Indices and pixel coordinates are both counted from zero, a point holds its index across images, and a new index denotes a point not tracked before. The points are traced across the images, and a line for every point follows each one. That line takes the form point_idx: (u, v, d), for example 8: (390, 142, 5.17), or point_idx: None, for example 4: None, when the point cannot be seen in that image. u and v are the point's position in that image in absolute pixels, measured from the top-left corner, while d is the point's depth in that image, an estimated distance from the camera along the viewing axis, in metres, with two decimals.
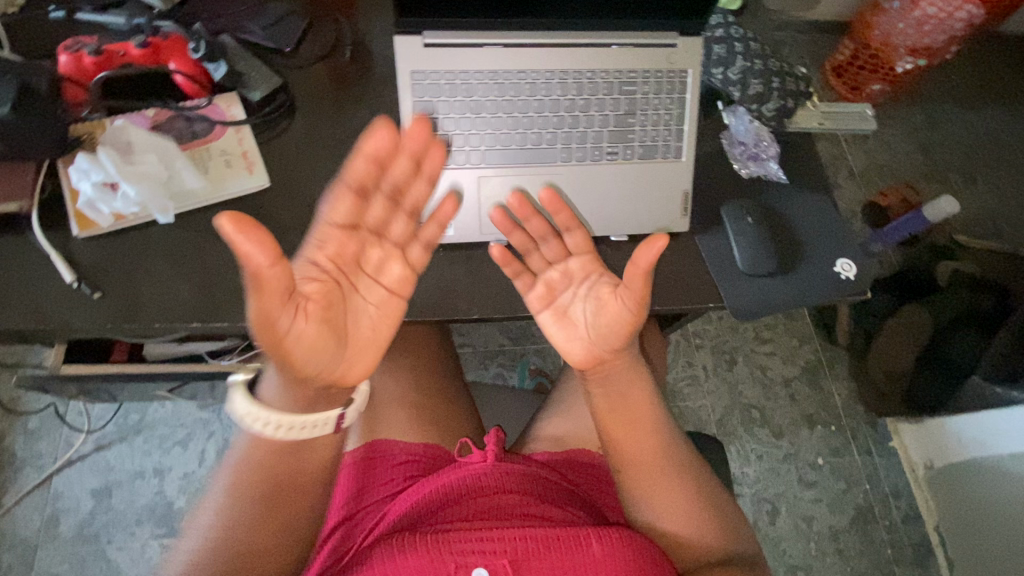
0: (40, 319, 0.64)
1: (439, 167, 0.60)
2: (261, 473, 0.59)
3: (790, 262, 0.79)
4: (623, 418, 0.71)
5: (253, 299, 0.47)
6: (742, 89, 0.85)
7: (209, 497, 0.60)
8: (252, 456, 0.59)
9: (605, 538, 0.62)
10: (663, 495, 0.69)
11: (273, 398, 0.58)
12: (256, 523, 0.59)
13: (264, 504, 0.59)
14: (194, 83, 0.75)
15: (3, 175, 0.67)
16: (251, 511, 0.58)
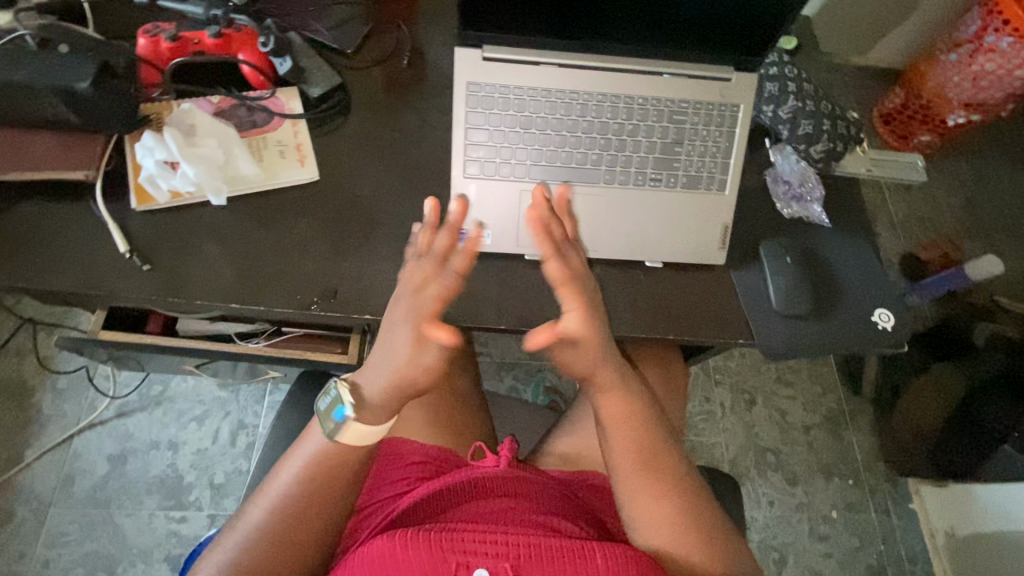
0: (92, 285, 0.67)
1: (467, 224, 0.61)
2: (312, 469, 0.66)
3: (826, 306, 0.77)
4: (629, 432, 0.70)
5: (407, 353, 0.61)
6: (790, 128, 0.85)
7: (264, 491, 0.66)
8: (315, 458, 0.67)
9: (610, 552, 0.60)
10: (669, 513, 0.67)
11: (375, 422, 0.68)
12: (297, 509, 0.64)
13: (307, 498, 0.65)
14: (259, 75, 0.78)
15: (74, 145, 0.70)
16: (297, 500, 0.65)
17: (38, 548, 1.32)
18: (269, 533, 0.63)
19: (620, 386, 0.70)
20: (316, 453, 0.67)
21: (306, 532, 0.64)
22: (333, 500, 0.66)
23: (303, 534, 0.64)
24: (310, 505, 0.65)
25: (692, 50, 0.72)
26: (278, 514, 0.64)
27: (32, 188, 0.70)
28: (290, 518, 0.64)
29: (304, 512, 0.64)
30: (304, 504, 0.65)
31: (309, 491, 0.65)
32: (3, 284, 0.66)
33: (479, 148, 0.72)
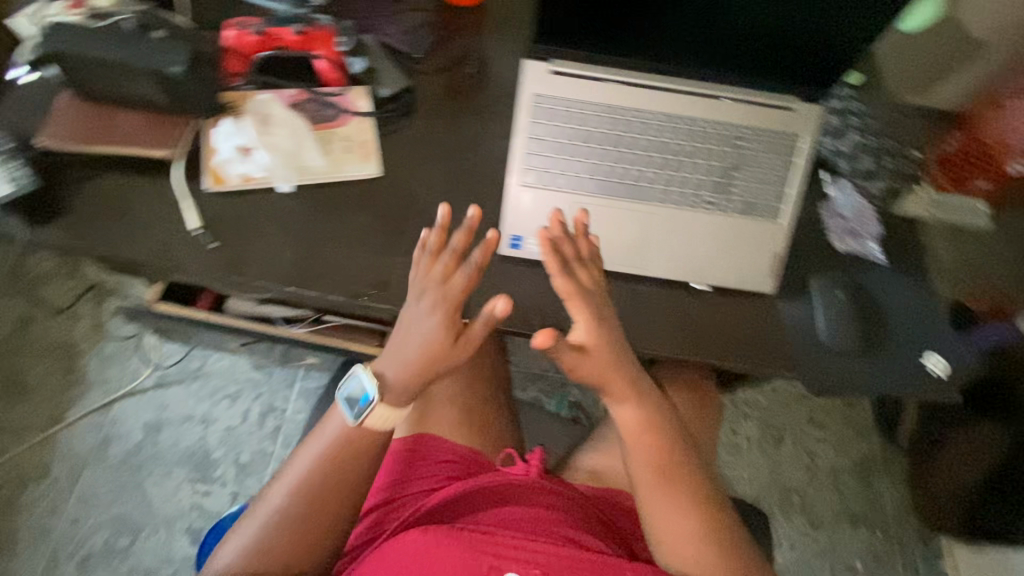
0: (163, 257, 0.71)
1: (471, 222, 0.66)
2: (333, 453, 0.67)
3: (877, 347, 0.76)
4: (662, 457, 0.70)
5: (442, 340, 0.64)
6: (851, 162, 0.86)
7: (289, 468, 0.68)
8: (337, 440, 0.67)
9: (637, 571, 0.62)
10: (696, 543, 0.67)
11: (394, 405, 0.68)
12: (319, 491, 0.66)
13: (326, 480, 0.66)
14: (333, 71, 0.81)
15: (158, 125, 0.74)
16: (318, 481, 0.66)
17: (70, 505, 1.38)
18: (293, 512, 0.65)
19: (642, 406, 0.69)
20: (339, 438, 0.68)
21: (327, 514, 0.66)
22: (352, 484, 0.67)
23: (324, 514, 0.66)
24: (331, 488, 0.66)
25: (756, 81, 0.73)
26: (301, 494, 0.66)
27: (115, 161, 0.74)
28: (313, 499, 0.66)
29: (326, 493, 0.66)
30: (326, 485, 0.66)
31: (331, 474, 0.66)
32: (84, 248, 0.70)
33: (537, 157, 0.74)
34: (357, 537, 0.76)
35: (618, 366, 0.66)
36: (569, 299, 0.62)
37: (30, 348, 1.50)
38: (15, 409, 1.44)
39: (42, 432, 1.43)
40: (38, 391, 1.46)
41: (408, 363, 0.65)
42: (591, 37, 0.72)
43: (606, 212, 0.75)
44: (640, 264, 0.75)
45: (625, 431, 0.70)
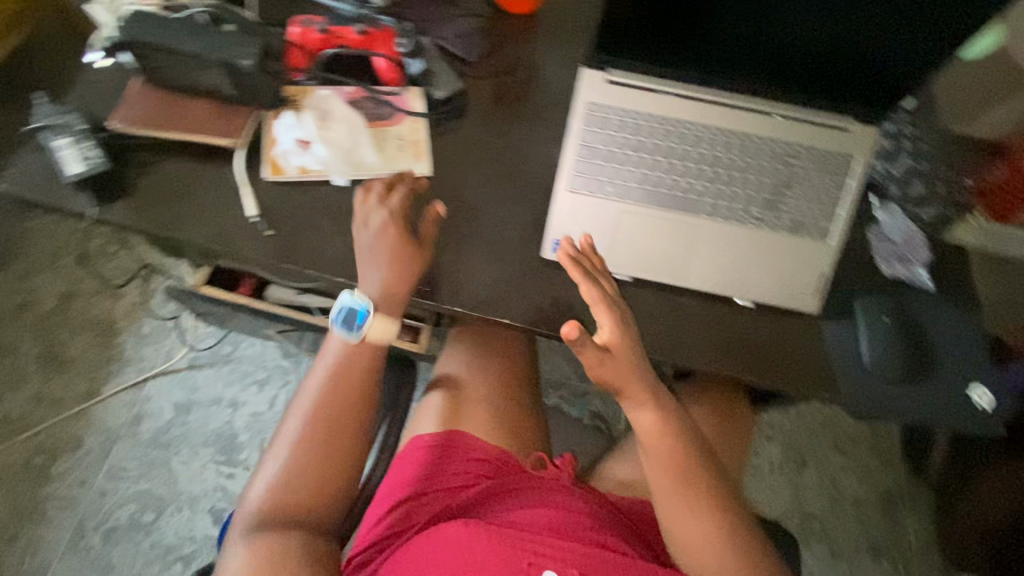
0: (221, 242, 0.73)
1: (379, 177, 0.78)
2: (336, 372, 0.72)
3: (921, 375, 0.74)
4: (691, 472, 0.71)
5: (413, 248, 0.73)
6: (901, 187, 0.84)
7: (299, 400, 0.72)
8: (341, 358, 0.73)
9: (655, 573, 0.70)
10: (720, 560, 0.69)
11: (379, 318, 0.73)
12: (330, 412, 0.71)
13: (336, 396, 0.72)
14: (392, 70, 0.83)
15: (225, 114, 0.77)
16: (328, 400, 0.71)
17: (99, 477, 1.41)
18: (309, 441, 0.70)
19: (658, 407, 0.71)
20: (338, 363, 0.73)
21: (341, 435, 0.71)
22: (359, 406, 0.72)
23: (338, 440, 0.71)
24: (339, 412, 0.71)
25: (814, 99, 0.73)
26: (316, 418, 0.71)
27: (180, 146, 0.77)
28: (324, 425, 0.71)
29: (337, 414, 0.71)
30: (336, 411, 0.71)
31: (336, 392, 0.72)
32: (147, 228, 0.73)
33: (587, 164, 0.75)
34: (386, 528, 0.78)
35: (639, 370, 0.68)
36: (597, 304, 0.66)
37: (71, 322, 1.55)
38: (54, 380, 1.49)
39: (77, 404, 1.47)
40: (76, 365, 1.51)
41: (384, 271, 0.72)
42: (650, 48, 0.72)
43: (653, 222, 0.75)
44: (683, 276, 0.75)
45: (644, 437, 0.72)
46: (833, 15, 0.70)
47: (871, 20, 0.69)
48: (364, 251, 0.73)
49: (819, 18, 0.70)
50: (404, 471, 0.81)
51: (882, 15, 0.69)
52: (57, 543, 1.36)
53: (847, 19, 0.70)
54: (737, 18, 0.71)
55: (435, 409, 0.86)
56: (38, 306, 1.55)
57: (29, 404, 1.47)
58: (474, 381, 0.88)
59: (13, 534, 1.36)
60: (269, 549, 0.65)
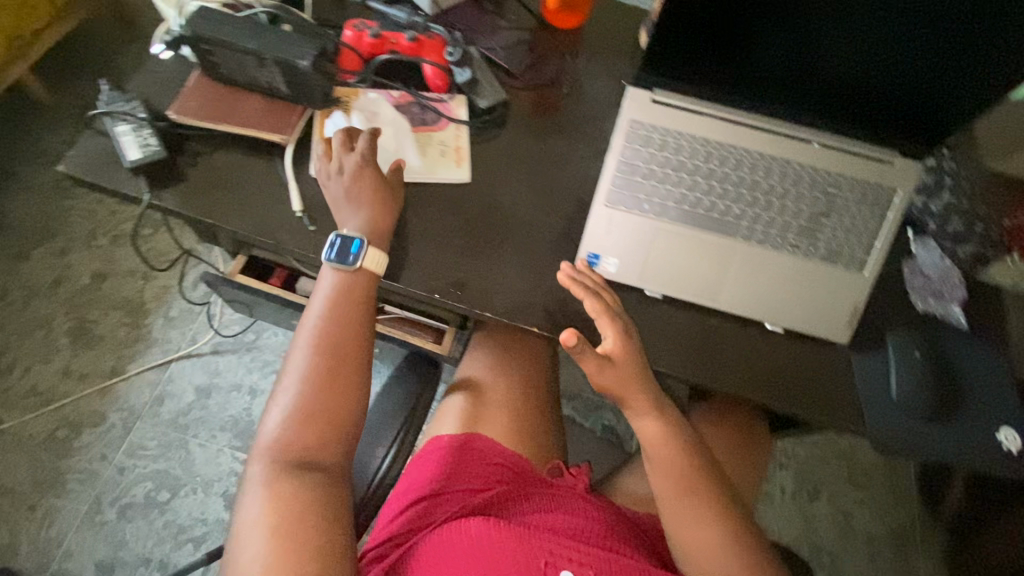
0: (266, 234, 0.75)
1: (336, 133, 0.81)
2: (335, 305, 0.72)
3: (950, 413, 0.74)
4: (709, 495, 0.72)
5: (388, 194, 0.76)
6: (940, 223, 0.84)
7: (298, 340, 0.71)
8: (341, 290, 0.72)
9: None
10: None
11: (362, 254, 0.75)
12: (332, 345, 0.70)
13: (338, 328, 0.71)
14: (439, 78, 0.85)
15: (278, 111, 0.79)
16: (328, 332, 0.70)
17: (118, 454, 1.45)
18: (313, 379, 0.69)
19: (658, 410, 0.73)
20: (336, 303, 0.72)
21: (342, 369, 0.70)
22: (360, 345, 0.72)
23: (340, 372, 0.70)
24: (341, 352, 0.70)
25: (855, 129, 0.73)
26: (318, 351, 0.70)
27: (232, 139, 0.79)
28: (327, 366, 0.69)
29: (338, 347, 0.70)
30: (338, 352, 0.70)
31: (335, 324, 0.71)
32: (196, 215, 0.75)
33: (626, 180, 0.76)
34: (401, 525, 0.77)
35: (640, 381, 0.71)
36: (600, 317, 0.70)
37: (103, 300, 1.59)
38: (83, 356, 1.53)
39: (103, 380, 1.51)
40: (105, 343, 1.55)
41: (362, 213, 0.74)
42: (691, 73, 0.72)
43: (688, 243, 0.76)
44: (713, 297, 0.76)
45: (647, 442, 0.73)
46: (891, 44, 0.66)
47: (933, 50, 0.66)
48: (337, 201, 0.75)
49: (876, 45, 0.67)
50: (423, 471, 0.82)
51: (947, 45, 0.65)
52: (74, 515, 1.39)
53: (907, 48, 0.66)
54: (786, 46, 0.69)
55: (456, 411, 0.87)
56: (73, 282, 1.60)
57: (57, 378, 1.51)
58: (495, 386, 0.89)
59: (33, 503, 1.39)
60: (285, 498, 0.63)
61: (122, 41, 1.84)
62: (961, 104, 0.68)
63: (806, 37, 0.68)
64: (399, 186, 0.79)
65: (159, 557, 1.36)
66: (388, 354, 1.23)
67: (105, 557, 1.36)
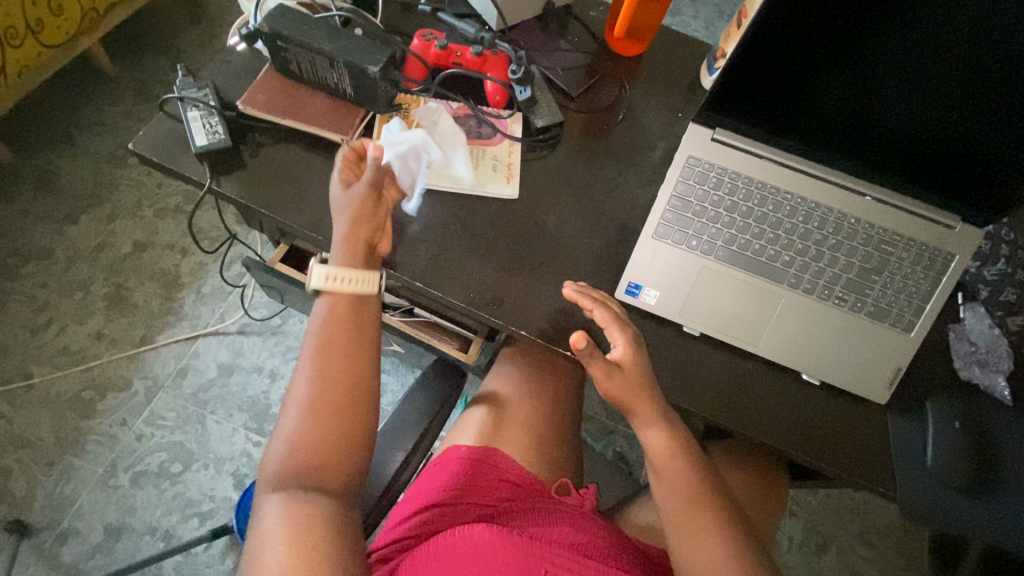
0: (316, 230, 0.77)
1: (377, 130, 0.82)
2: (336, 317, 0.69)
3: (984, 487, 0.72)
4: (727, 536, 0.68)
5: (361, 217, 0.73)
6: (992, 291, 0.81)
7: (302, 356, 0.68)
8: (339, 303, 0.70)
9: None
10: None
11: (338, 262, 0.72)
12: (340, 356, 0.68)
13: (343, 340, 0.68)
14: (499, 94, 0.87)
15: (341, 112, 0.81)
16: (335, 344, 0.68)
17: (138, 421, 1.48)
18: (324, 391, 0.66)
19: (669, 427, 0.71)
20: (340, 310, 0.70)
21: (353, 381, 0.68)
22: (362, 349, 0.69)
23: (348, 383, 0.67)
24: (348, 364, 0.68)
25: (918, 189, 0.71)
26: (326, 364, 0.67)
27: (293, 134, 0.82)
28: (333, 371, 0.67)
29: (346, 357, 0.68)
30: (340, 365, 0.67)
31: (340, 336, 0.69)
32: (251, 204, 0.77)
33: (677, 215, 0.76)
34: (408, 528, 0.76)
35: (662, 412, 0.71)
36: (610, 327, 0.70)
37: (141, 270, 1.63)
38: (116, 322, 1.58)
39: (132, 348, 1.55)
40: (138, 311, 1.59)
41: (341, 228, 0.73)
42: (755, 115, 0.72)
43: (732, 284, 0.75)
44: (753, 341, 0.75)
45: (655, 458, 0.71)
46: (967, 109, 0.65)
47: (1014, 114, 0.64)
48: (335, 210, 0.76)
49: (952, 106, 0.65)
50: (436, 477, 0.80)
51: None
52: (89, 476, 1.42)
53: (986, 111, 0.64)
54: (854, 99, 0.68)
55: (477, 422, 0.87)
56: (115, 250, 1.65)
57: (90, 340, 1.55)
58: (518, 403, 0.89)
59: (53, 459, 1.43)
60: (302, 510, 0.61)
61: (189, 23, 1.91)
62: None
63: (877, 93, 0.67)
64: (370, 210, 0.74)
65: (165, 527, 1.39)
66: (411, 355, 1.23)
67: (114, 520, 1.39)
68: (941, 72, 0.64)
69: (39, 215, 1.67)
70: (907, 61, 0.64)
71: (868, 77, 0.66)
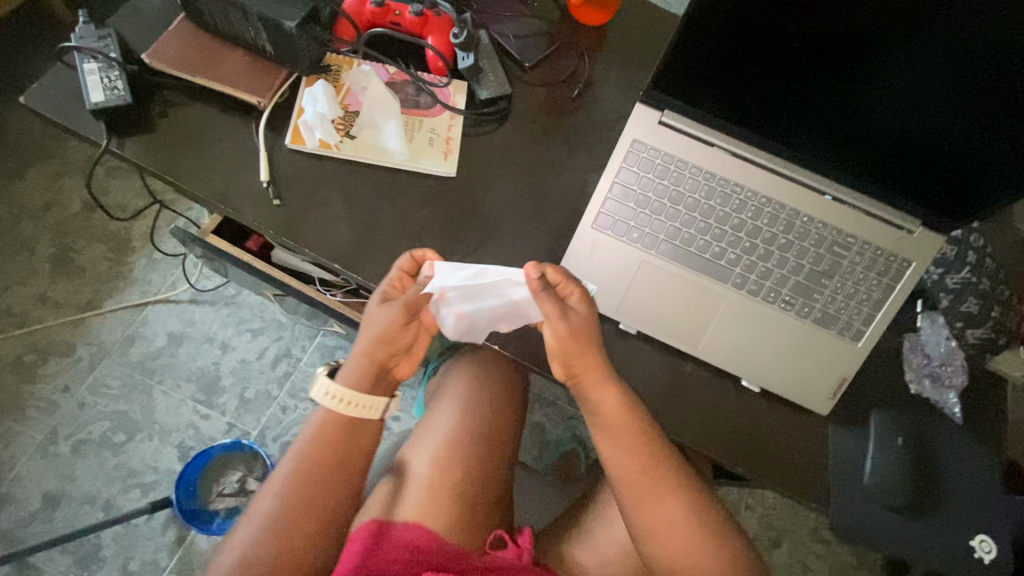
0: (227, 200, 0.71)
1: (299, 92, 0.75)
2: (324, 432, 0.71)
3: (922, 506, 0.68)
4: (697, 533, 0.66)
5: (381, 344, 0.69)
6: (953, 300, 0.75)
7: (285, 460, 0.70)
8: (326, 421, 0.71)
9: None
10: None
11: (348, 383, 0.71)
12: (315, 469, 0.69)
13: (328, 456, 0.70)
14: (440, 61, 0.79)
15: (259, 71, 0.74)
16: (316, 456, 0.69)
17: (81, 388, 1.43)
18: (291, 501, 0.67)
19: (620, 386, 0.66)
20: (330, 424, 0.71)
21: (324, 495, 0.69)
22: (340, 469, 0.70)
23: (320, 496, 0.68)
24: (324, 479, 0.69)
25: (889, 192, 0.65)
26: (304, 473, 0.69)
27: (206, 92, 0.74)
28: (306, 484, 0.68)
29: (323, 469, 0.69)
30: (316, 483, 0.68)
31: (321, 449, 0.70)
32: (155, 170, 0.70)
33: (619, 203, 0.69)
34: None
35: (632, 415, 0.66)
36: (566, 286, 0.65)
37: (89, 231, 1.56)
38: (62, 285, 1.51)
39: (77, 312, 1.49)
40: (85, 275, 1.52)
41: (362, 344, 0.70)
42: (722, 105, 0.65)
43: (675, 282, 0.70)
44: (691, 342, 0.70)
45: (606, 418, 0.66)
46: (954, 110, 0.58)
47: (991, 116, 0.57)
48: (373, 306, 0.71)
49: (924, 102, 0.59)
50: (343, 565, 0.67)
51: (1003, 117, 0.57)
52: (29, 443, 1.38)
53: (960, 109, 0.58)
54: (831, 98, 0.62)
55: (383, 493, 0.77)
56: (62, 208, 1.57)
57: (34, 302, 1.49)
58: (431, 459, 0.78)
59: None
60: None
61: None
62: (1013, 190, 0.60)
63: (858, 91, 0.61)
64: (385, 339, 0.69)
65: (105, 498, 1.35)
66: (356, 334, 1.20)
67: (52, 488, 1.35)
68: (927, 71, 0.57)
69: None
70: (876, 48, 0.58)
71: (851, 71, 0.60)
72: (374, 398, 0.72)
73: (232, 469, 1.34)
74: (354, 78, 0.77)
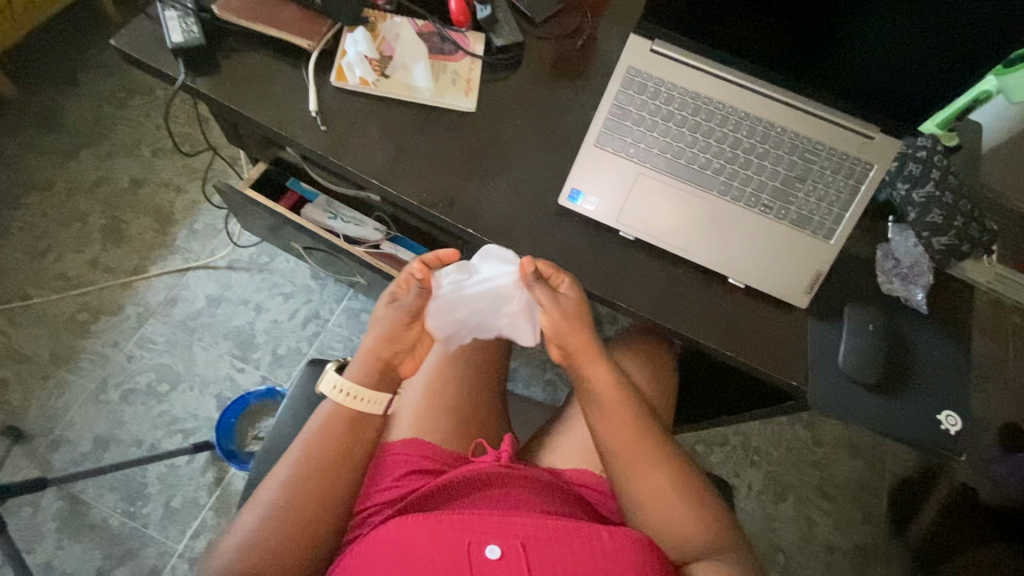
0: (282, 127, 0.83)
1: (343, 36, 0.87)
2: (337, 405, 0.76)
3: (894, 385, 0.77)
4: (657, 456, 0.74)
5: (388, 339, 0.77)
6: (919, 212, 0.83)
7: (302, 433, 0.75)
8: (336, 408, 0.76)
9: (613, 532, 0.68)
10: (675, 517, 0.72)
11: (353, 377, 0.76)
12: (334, 430, 0.75)
13: (349, 421, 0.75)
14: (462, 14, 0.91)
15: (309, 20, 0.86)
16: (335, 419, 0.75)
17: (129, 343, 1.56)
18: (316, 453, 0.73)
19: (604, 363, 0.78)
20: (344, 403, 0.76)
21: (346, 447, 0.74)
22: (357, 431, 0.75)
23: (343, 451, 0.74)
24: (345, 432, 0.75)
25: (862, 109, 0.75)
26: (327, 432, 0.74)
27: (264, 41, 0.87)
28: (331, 440, 0.74)
29: (344, 430, 0.75)
30: (337, 441, 0.74)
31: (337, 416, 0.75)
32: (223, 101, 0.83)
33: (617, 121, 0.81)
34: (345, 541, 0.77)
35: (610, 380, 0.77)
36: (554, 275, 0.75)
37: (136, 204, 1.70)
38: (111, 252, 1.65)
39: (125, 276, 1.62)
40: (133, 243, 1.66)
41: (371, 340, 0.77)
42: (716, 40, 0.76)
43: (669, 190, 0.80)
44: (683, 246, 0.80)
45: (601, 395, 0.76)
46: (915, 34, 0.68)
47: (933, 28, 0.67)
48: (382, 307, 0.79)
49: (875, 19, 0.69)
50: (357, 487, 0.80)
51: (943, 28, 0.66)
52: (82, 390, 1.50)
53: (907, 24, 0.68)
54: (799, 21, 0.72)
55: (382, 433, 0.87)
56: (112, 184, 1.72)
57: (86, 267, 1.62)
58: (423, 387, 0.89)
59: (48, 374, 1.51)
60: (267, 539, 0.67)
61: None
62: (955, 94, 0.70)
63: (840, 20, 0.70)
64: (392, 337, 0.77)
65: (150, 441, 1.47)
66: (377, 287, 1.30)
67: (102, 432, 1.47)
68: None
69: (40, 148, 1.73)
70: None
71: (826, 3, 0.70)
72: (380, 393, 0.77)
73: (265, 416, 1.44)
74: (390, 29, 0.89)
